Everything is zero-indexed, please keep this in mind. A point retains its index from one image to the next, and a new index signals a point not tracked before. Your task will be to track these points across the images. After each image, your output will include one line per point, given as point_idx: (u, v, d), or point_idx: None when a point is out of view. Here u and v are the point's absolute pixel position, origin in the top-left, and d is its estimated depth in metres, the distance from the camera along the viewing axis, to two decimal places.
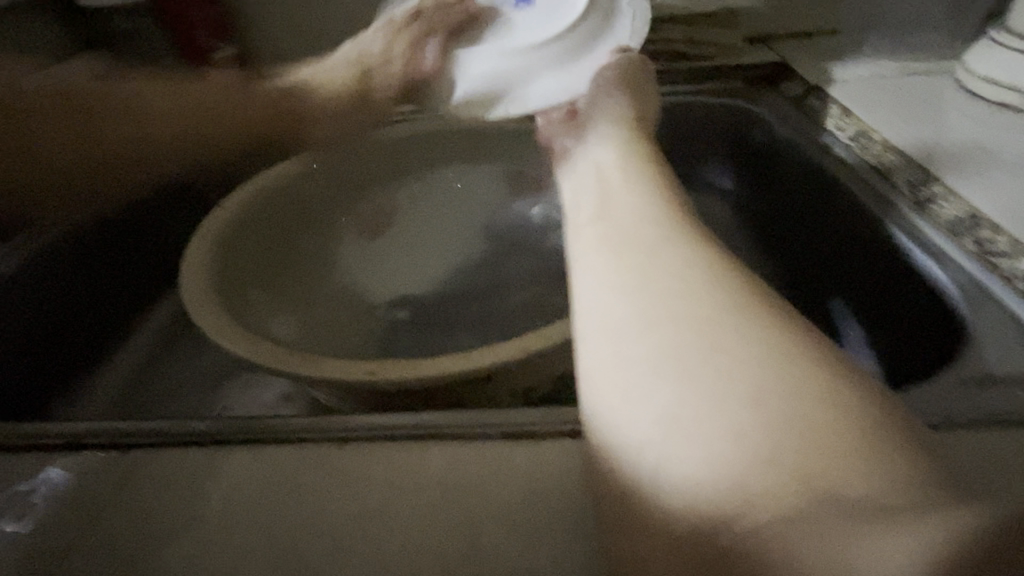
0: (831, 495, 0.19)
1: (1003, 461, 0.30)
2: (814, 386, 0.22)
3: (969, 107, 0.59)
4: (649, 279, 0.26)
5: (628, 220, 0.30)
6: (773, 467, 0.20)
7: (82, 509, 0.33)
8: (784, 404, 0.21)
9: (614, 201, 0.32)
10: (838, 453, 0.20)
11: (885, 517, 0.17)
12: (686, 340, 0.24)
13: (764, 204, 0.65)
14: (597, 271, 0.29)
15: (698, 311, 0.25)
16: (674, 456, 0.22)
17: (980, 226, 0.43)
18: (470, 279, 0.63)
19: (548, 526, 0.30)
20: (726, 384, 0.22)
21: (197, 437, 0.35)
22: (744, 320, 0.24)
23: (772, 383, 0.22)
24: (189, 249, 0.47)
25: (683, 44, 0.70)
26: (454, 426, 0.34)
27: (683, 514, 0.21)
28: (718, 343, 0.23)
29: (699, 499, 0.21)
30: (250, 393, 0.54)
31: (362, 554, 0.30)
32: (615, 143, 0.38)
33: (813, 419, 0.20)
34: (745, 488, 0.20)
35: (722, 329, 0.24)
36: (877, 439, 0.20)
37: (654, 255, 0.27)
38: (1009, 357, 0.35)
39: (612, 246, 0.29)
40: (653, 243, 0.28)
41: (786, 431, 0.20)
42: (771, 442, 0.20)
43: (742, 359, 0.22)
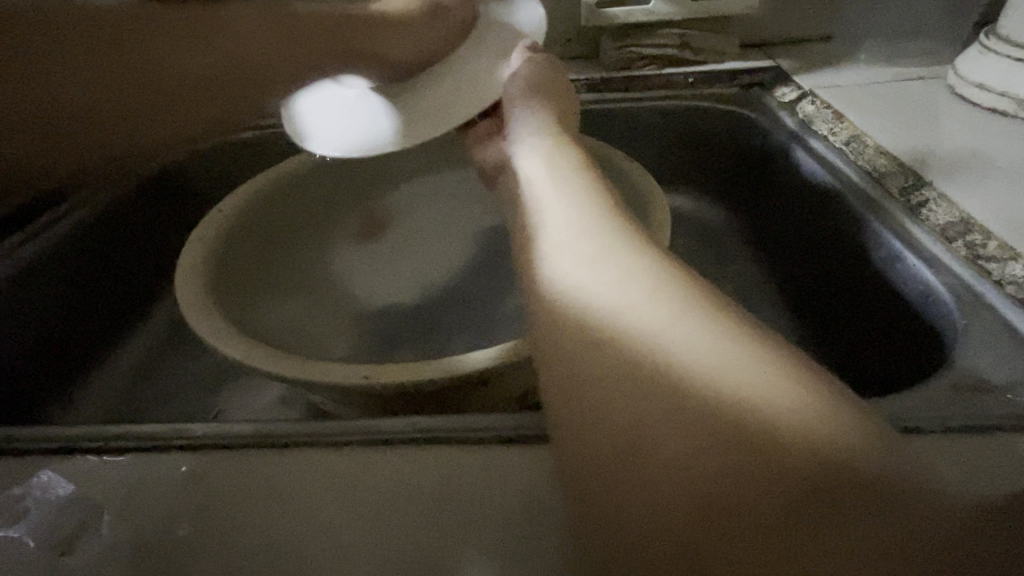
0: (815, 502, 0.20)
1: (996, 465, 0.30)
2: (799, 391, 0.22)
3: (961, 113, 0.59)
4: (635, 283, 0.26)
5: (575, 230, 0.30)
6: (750, 475, 0.21)
7: (76, 513, 0.32)
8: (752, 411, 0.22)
9: (554, 212, 0.32)
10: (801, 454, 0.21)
11: None
12: (673, 346, 0.24)
13: (758, 209, 0.65)
14: (550, 284, 0.29)
15: (686, 315, 0.25)
16: (653, 468, 0.23)
17: (972, 230, 0.43)
18: (467, 283, 0.63)
19: (542, 529, 0.30)
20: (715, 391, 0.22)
21: (193, 441, 0.35)
22: (701, 324, 0.24)
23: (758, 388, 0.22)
24: (187, 253, 0.47)
25: (678, 49, 0.69)
26: (449, 430, 0.34)
27: (672, 517, 0.22)
28: (681, 352, 0.24)
29: (678, 508, 0.22)
30: (246, 396, 0.54)
31: (357, 557, 0.30)
32: (550, 152, 0.38)
33: (799, 424, 0.21)
34: (733, 493, 0.21)
35: (681, 336, 0.24)
36: (851, 436, 0.21)
37: (605, 265, 0.27)
38: (1001, 361, 0.35)
39: (564, 256, 0.29)
40: (601, 254, 0.28)
41: (756, 438, 0.21)
42: (759, 451, 0.21)
43: (710, 368, 0.23)
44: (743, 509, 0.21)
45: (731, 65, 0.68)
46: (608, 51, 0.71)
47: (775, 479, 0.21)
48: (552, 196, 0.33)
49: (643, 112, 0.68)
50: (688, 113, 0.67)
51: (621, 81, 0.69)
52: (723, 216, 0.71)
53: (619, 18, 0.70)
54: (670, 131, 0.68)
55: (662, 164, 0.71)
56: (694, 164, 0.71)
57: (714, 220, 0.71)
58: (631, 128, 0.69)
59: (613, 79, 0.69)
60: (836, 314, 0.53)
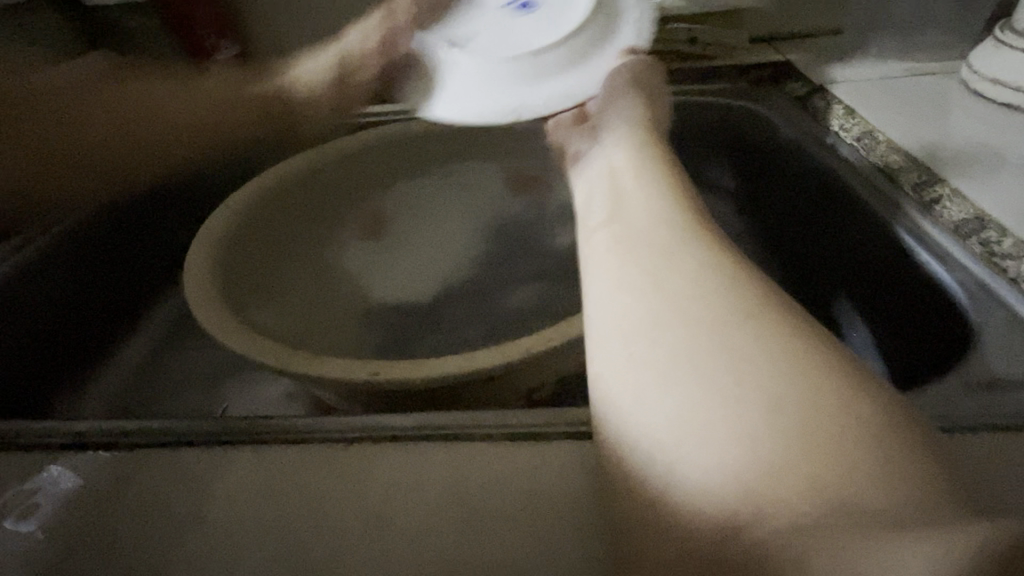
0: (849, 507, 0.19)
1: (1008, 465, 0.30)
2: (834, 390, 0.21)
3: (973, 108, 0.59)
4: (658, 281, 0.26)
5: (640, 225, 0.29)
6: (785, 475, 0.20)
7: (87, 506, 0.33)
8: (792, 409, 0.21)
9: (623, 205, 0.31)
10: (849, 459, 0.20)
11: (902, 530, 0.18)
12: (702, 345, 0.23)
13: (768, 204, 0.64)
14: (607, 277, 0.29)
15: (715, 314, 0.24)
16: (683, 461, 0.22)
17: (987, 227, 0.43)
18: (473, 279, 0.63)
19: (549, 525, 0.30)
20: (745, 389, 0.22)
21: (202, 435, 0.35)
22: (763, 328, 0.23)
23: (788, 389, 0.21)
24: (194, 250, 0.47)
25: (688, 44, 0.68)
26: (457, 427, 0.34)
27: (699, 519, 0.21)
28: (728, 349, 0.23)
29: (711, 506, 0.21)
30: (254, 392, 0.54)
31: (366, 554, 0.30)
32: (625, 144, 0.36)
33: (832, 429, 0.20)
34: (761, 495, 0.20)
35: (733, 334, 0.23)
36: (889, 444, 0.20)
37: (670, 260, 0.27)
38: (1013, 360, 0.34)
39: (626, 249, 0.29)
40: (667, 248, 0.27)
41: (796, 437, 0.20)
42: (788, 452, 0.20)
43: (757, 366, 0.22)
44: (773, 513, 0.20)
45: (740, 60, 0.68)
46: None
47: (802, 481, 0.20)
48: (609, 193, 0.33)
49: None
50: (698, 110, 0.66)
51: None
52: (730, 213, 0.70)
53: None
54: (682, 127, 0.67)
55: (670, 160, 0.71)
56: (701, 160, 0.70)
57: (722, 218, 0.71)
58: None
59: None
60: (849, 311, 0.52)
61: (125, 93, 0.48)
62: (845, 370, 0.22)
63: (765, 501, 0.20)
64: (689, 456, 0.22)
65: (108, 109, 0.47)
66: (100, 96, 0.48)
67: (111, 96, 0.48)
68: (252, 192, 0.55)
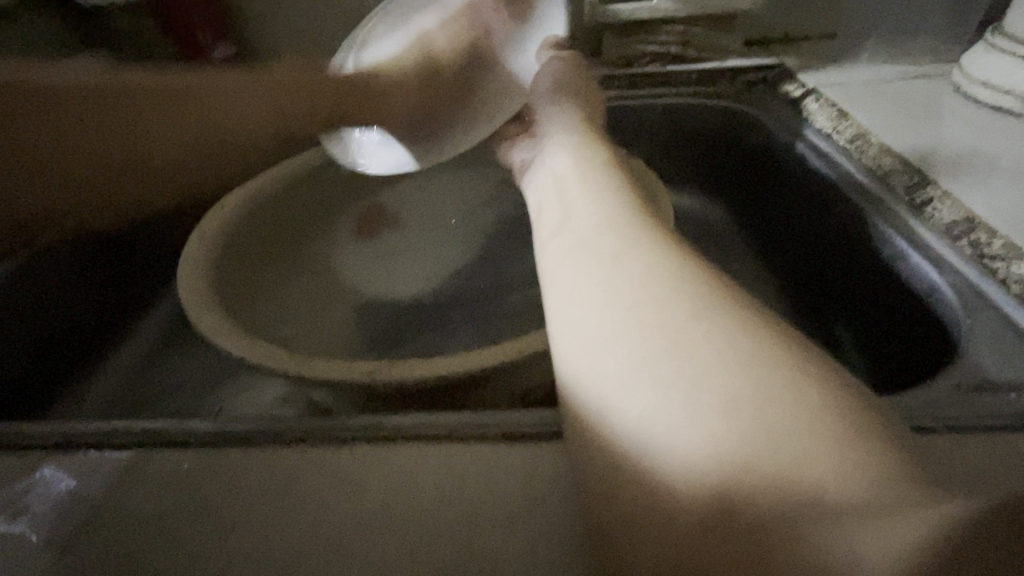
0: (818, 499, 0.19)
1: (997, 464, 0.30)
2: (807, 388, 0.22)
3: (965, 111, 0.59)
4: (642, 283, 0.26)
5: (591, 230, 0.30)
6: (755, 473, 0.21)
7: (80, 508, 0.33)
8: (760, 406, 0.22)
9: (573, 209, 0.32)
10: (810, 449, 0.20)
11: (869, 517, 0.18)
12: (683, 348, 0.24)
13: (761, 206, 0.65)
14: (573, 280, 0.29)
15: (695, 316, 0.24)
16: (662, 467, 0.22)
17: (975, 229, 0.43)
18: (469, 280, 0.63)
19: (542, 524, 0.30)
20: (721, 389, 0.22)
21: (196, 437, 0.35)
22: (714, 326, 0.24)
23: (765, 389, 0.22)
24: (188, 249, 0.47)
25: (680, 48, 0.69)
26: (449, 427, 0.34)
27: (677, 514, 0.22)
28: (695, 351, 0.23)
29: (686, 509, 0.22)
30: (249, 392, 0.54)
31: (361, 555, 0.30)
32: (573, 149, 0.37)
33: (806, 425, 0.21)
34: (738, 490, 0.21)
35: (697, 334, 0.24)
36: (861, 433, 0.21)
37: (625, 264, 0.27)
38: (1003, 361, 0.35)
39: (581, 257, 0.29)
40: (620, 253, 0.28)
41: (772, 434, 0.21)
42: (764, 449, 0.21)
43: (726, 365, 0.23)
44: (750, 507, 0.20)
45: (734, 62, 0.68)
46: (610, 49, 0.71)
47: (777, 475, 0.20)
48: (563, 197, 0.34)
49: (645, 111, 0.68)
50: (691, 113, 0.67)
51: (624, 79, 0.69)
52: (725, 215, 0.71)
53: (623, 15, 0.68)
54: (674, 129, 0.68)
55: (663, 162, 0.71)
56: (694, 162, 0.70)
57: (716, 220, 0.71)
58: (634, 126, 0.69)
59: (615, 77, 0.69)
60: (841, 312, 0.53)
61: (167, 102, 0.42)
62: (817, 367, 0.23)
63: (743, 496, 0.20)
64: (669, 454, 0.22)
65: (141, 101, 0.41)
66: (134, 117, 0.41)
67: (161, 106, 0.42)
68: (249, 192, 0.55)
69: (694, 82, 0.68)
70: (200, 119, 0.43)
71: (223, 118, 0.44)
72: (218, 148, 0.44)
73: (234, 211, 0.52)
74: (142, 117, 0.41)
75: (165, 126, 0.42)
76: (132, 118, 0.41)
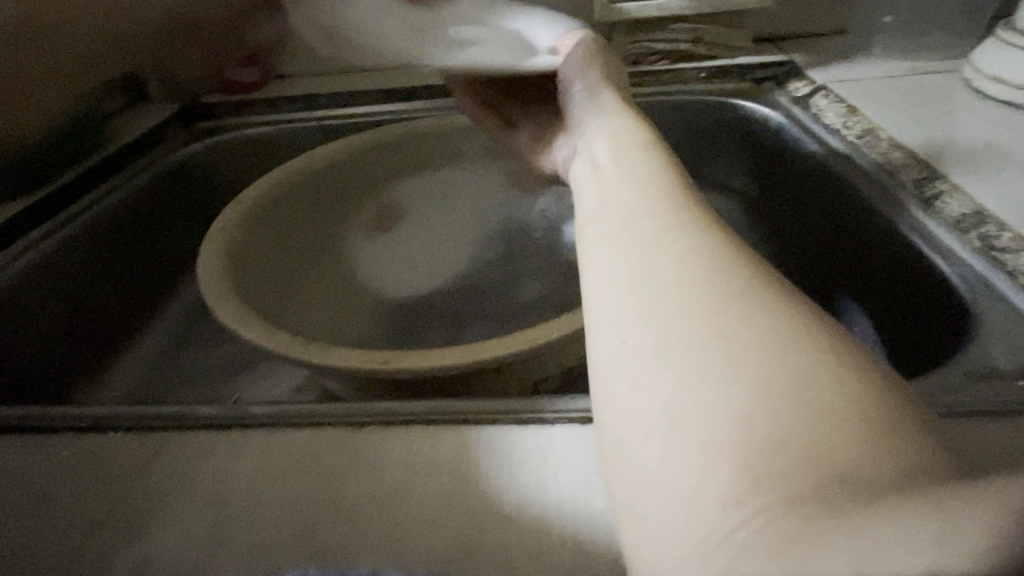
0: (852, 476, 0.18)
1: (1006, 449, 0.30)
2: (846, 374, 0.20)
3: (975, 106, 0.60)
4: (684, 264, 0.25)
5: (618, 220, 0.30)
6: (773, 446, 0.19)
7: (110, 487, 0.34)
8: (779, 378, 0.20)
9: (600, 205, 0.32)
10: (850, 435, 0.19)
11: (906, 494, 0.17)
12: (719, 327, 0.22)
13: (770, 200, 0.65)
14: (613, 259, 0.28)
15: (735, 298, 0.23)
16: (683, 439, 0.21)
17: (986, 222, 0.43)
18: (480, 274, 0.64)
19: (553, 503, 0.31)
20: (756, 368, 0.21)
21: (224, 420, 0.36)
22: (756, 307, 0.23)
23: (802, 374, 0.20)
24: (211, 241, 0.48)
25: (690, 44, 0.70)
26: (464, 411, 0.35)
27: (698, 492, 0.19)
28: (714, 330, 0.22)
29: (699, 490, 0.19)
30: (266, 382, 0.55)
31: (377, 531, 0.31)
32: (593, 143, 0.38)
33: (844, 407, 0.19)
34: (769, 467, 0.19)
35: (712, 313, 0.23)
36: (895, 408, 0.20)
37: (649, 249, 0.27)
38: (1011, 351, 0.35)
39: (604, 246, 0.29)
40: (649, 239, 0.27)
41: (791, 405, 0.20)
42: (799, 427, 0.19)
43: (747, 344, 0.22)
44: (778, 480, 0.18)
45: (743, 60, 0.69)
46: (621, 48, 0.72)
47: (812, 454, 0.18)
48: (616, 174, 0.33)
49: (656, 107, 0.68)
50: (701, 111, 0.68)
51: (635, 78, 0.70)
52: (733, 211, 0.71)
53: (632, 12, 0.70)
54: (689, 124, 0.68)
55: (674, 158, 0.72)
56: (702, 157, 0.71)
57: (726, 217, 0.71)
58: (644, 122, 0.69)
59: (627, 75, 0.70)
60: (854, 305, 0.53)
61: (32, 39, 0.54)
62: (857, 350, 0.22)
63: (771, 472, 0.18)
64: (699, 429, 0.20)
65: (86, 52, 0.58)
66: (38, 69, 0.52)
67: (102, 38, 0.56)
68: (270, 183, 0.56)
69: (704, 79, 0.69)
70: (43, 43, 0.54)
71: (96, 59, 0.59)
72: None
73: (252, 206, 0.53)
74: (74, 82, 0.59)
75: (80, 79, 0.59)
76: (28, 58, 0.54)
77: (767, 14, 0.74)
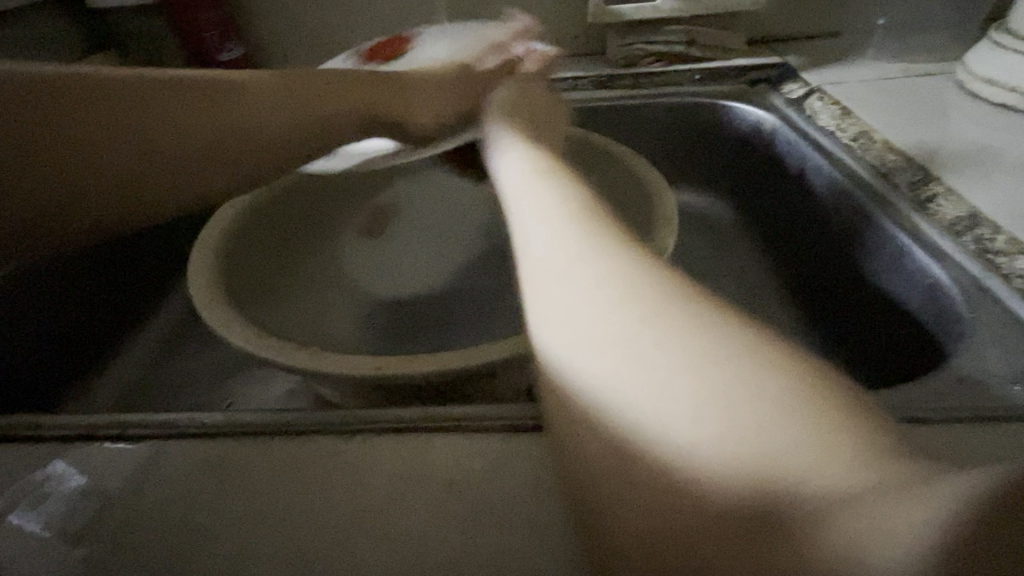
0: (799, 496, 0.18)
1: (995, 452, 0.30)
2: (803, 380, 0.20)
3: (968, 108, 0.60)
4: (634, 278, 0.24)
5: (571, 228, 0.28)
6: (720, 462, 0.19)
7: (92, 499, 0.33)
8: (734, 391, 0.20)
9: (532, 217, 0.30)
10: (791, 444, 0.18)
11: (866, 504, 0.16)
12: (663, 343, 0.21)
13: (763, 203, 0.66)
14: (579, 272, 0.25)
15: (677, 307, 0.22)
16: (654, 469, 0.21)
17: (979, 225, 0.43)
18: (472, 278, 0.63)
19: (544, 510, 0.30)
20: (700, 387, 0.20)
21: (209, 429, 0.36)
22: (707, 314, 0.22)
23: (745, 384, 0.20)
24: (201, 247, 0.47)
25: (685, 47, 0.70)
26: (456, 419, 0.35)
27: (675, 517, 0.20)
28: (667, 338, 0.21)
29: (679, 509, 0.20)
30: (257, 388, 0.55)
31: (363, 542, 0.30)
32: (524, 156, 0.36)
33: (786, 416, 0.19)
34: (736, 497, 0.19)
35: (658, 323, 0.22)
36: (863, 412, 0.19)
37: (606, 261, 0.25)
38: (1007, 356, 0.35)
39: (546, 265, 0.27)
40: (597, 251, 0.26)
41: (751, 410, 0.19)
42: (756, 451, 0.19)
43: (700, 346, 0.21)
44: (746, 507, 0.18)
45: (737, 61, 0.68)
46: (614, 49, 0.72)
47: (764, 477, 0.18)
48: (542, 192, 0.31)
49: (649, 110, 0.68)
50: (694, 112, 0.67)
51: (628, 80, 0.70)
52: (730, 212, 0.71)
53: (626, 15, 0.71)
54: (681, 129, 0.69)
55: (668, 161, 0.72)
56: (697, 159, 0.71)
57: (723, 219, 0.71)
58: (637, 127, 0.69)
59: (620, 77, 0.70)
60: (846, 311, 0.53)
61: (114, 93, 0.42)
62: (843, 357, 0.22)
63: (738, 499, 0.19)
64: (667, 458, 0.20)
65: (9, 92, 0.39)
66: (56, 105, 0.41)
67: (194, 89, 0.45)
68: (262, 188, 0.56)
69: (699, 81, 0.68)
70: (158, 105, 0.44)
71: (224, 117, 0.46)
72: (229, 149, 0.47)
73: (242, 210, 0.53)
74: (143, 110, 0.43)
75: (233, 163, 0.47)
76: (95, 105, 0.42)
77: (761, 15, 0.74)
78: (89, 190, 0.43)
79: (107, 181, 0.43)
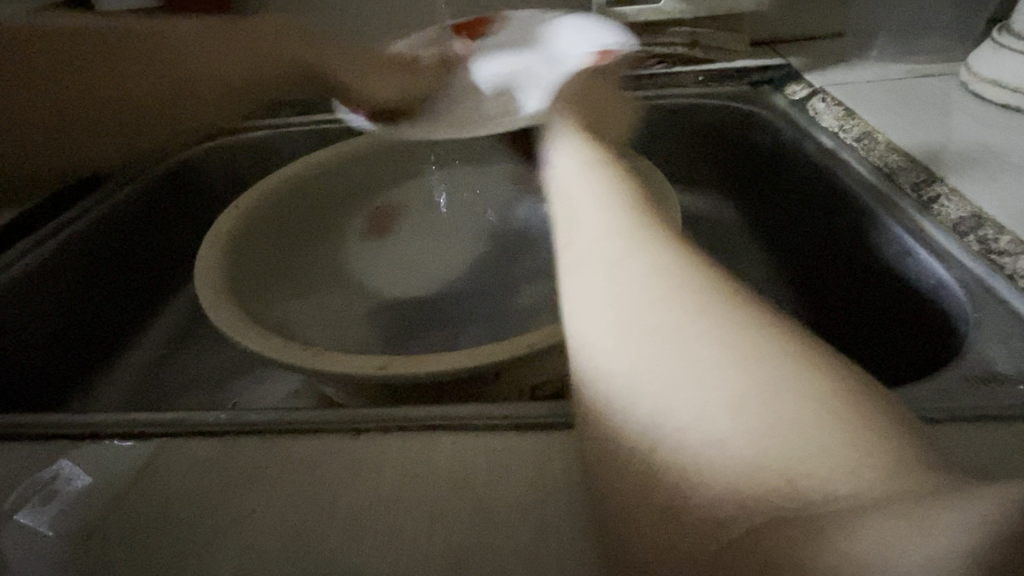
0: (823, 497, 0.18)
1: (1001, 451, 0.30)
2: (813, 383, 0.20)
3: (972, 109, 0.60)
4: (663, 283, 0.25)
5: (602, 232, 0.29)
6: (738, 459, 0.19)
7: (99, 496, 0.33)
8: (771, 397, 0.20)
9: (578, 218, 0.30)
10: (819, 450, 0.19)
11: (894, 509, 0.16)
12: (686, 346, 0.22)
13: (767, 204, 0.66)
14: (609, 275, 0.26)
15: (711, 314, 0.23)
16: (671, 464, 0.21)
17: (984, 224, 0.43)
18: (476, 278, 0.64)
19: (549, 509, 0.30)
20: (729, 389, 0.21)
21: (215, 431, 0.36)
22: (728, 321, 0.23)
23: (771, 389, 0.20)
24: (207, 246, 0.48)
25: (689, 48, 0.71)
26: (460, 417, 0.35)
27: (684, 514, 0.20)
28: (700, 342, 0.22)
29: (687, 506, 0.20)
30: (262, 389, 0.55)
31: (368, 540, 0.30)
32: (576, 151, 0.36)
33: (819, 425, 0.19)
34: (752, 496, 0.19)
35: (693, 327, 0.23)
36: (872, 414, 0.19)
37: (630, 267, 0.26)
38: (1011, 355, 0.35)
39: (582, 266, 0.28)
40: (621, 255, 0.27)
41: (778, 416, 0.20)
42: (777, 452, 0.19)
43: (742, 349, 0.22)
44: (763, 506, 0.18)
45: (743, 63, 0.68)
46: None
47: (786, 477, 0.19)
48: (583, 192, 0.32)
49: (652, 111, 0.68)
50: (697, 114, 0.68)
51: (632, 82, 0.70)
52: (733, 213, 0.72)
53: (629, 17, 0.71)
54: (685, 131, 0.69)
55: (671, 162, 0.72)
56: (701, 161, 0.71)
57: (726, 220, 0.71)
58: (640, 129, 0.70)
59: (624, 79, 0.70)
60: (850, 311, 0.53)
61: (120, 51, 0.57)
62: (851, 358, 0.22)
63: (754, 498, 0.19)
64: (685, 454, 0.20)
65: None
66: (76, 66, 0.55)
67: (159, 40, 0.57)
68: (268, 190, 0.56)
69: (703, 82, 0.68)
70: (132, 52, 0.57)
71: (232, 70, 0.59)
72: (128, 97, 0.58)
73: (248, 210, 0.53)
74: (110, 61, 0.56)
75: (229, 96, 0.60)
76: (116, 60, 0.56)
77: (764, 18, 0.74)
78: (103, 117, 0.57)
79: (101, 120, 0.57)
